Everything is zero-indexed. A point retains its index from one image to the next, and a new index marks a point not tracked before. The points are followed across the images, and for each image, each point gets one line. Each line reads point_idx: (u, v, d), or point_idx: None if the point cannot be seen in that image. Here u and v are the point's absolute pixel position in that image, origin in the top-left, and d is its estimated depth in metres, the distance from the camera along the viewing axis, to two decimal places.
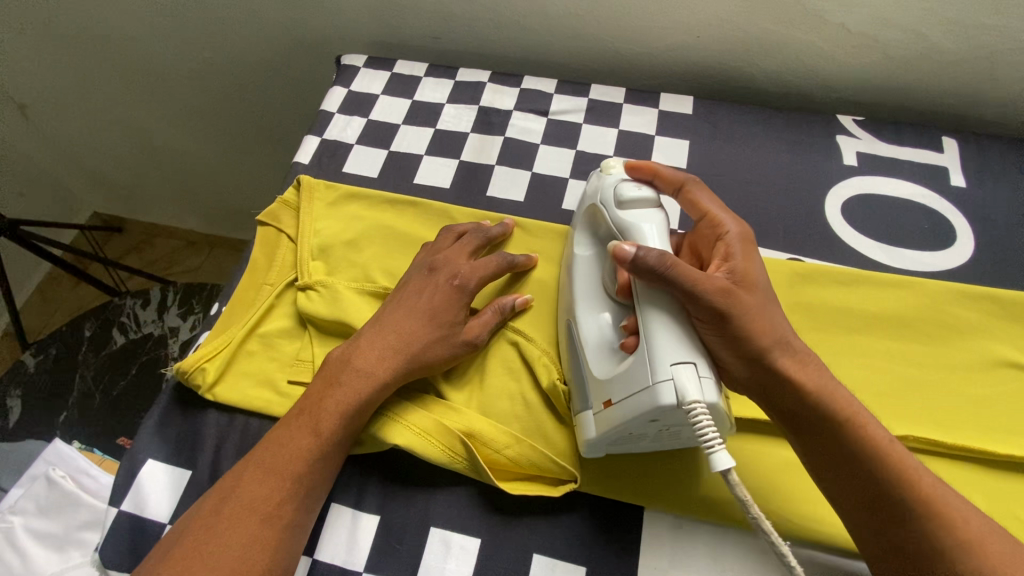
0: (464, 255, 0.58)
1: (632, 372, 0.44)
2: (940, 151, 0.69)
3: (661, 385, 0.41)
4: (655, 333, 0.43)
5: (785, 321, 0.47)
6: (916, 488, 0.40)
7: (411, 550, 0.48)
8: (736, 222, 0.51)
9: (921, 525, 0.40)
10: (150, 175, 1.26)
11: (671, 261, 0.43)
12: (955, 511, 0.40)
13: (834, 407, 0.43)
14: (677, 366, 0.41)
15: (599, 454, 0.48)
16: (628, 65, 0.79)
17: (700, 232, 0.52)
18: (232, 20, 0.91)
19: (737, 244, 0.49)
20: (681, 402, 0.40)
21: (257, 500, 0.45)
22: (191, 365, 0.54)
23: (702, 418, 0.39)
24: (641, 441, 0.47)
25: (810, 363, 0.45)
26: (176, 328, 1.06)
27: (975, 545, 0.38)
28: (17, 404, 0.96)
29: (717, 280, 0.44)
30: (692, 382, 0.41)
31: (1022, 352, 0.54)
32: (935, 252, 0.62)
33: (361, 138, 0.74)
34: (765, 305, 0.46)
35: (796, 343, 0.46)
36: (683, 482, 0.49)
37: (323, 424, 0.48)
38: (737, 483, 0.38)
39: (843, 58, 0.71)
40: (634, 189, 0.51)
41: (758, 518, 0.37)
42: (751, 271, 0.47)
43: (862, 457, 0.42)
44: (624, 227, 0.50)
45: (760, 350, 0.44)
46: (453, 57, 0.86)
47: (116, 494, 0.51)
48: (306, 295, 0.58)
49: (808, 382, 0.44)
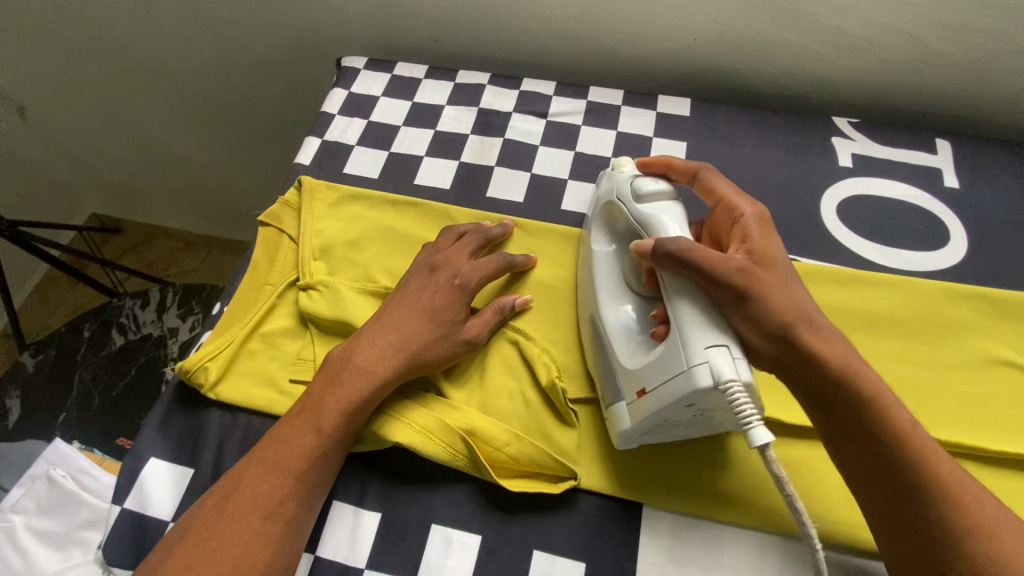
0: (465, 255, 0.59)
1: (666, 359, 0.44)
2: (934, 153, 0.70)
3: (697, 367, 0.42)
4: (684, 319, 0.44)
5: (808, 298, 0.47)
6: (932, 472, 0.41)
7: (412, 547, 0.49)
8: (751, 204, 0.51)
9: (936, 509, 0.40)
10: (149, 176, 1.27)
11: (689, 245, 0.45)
12: (968, 493, 0.41)
13: (857, 385, 0.44)
14: (711, 350, 0.42)
15: (633, 445, 0.49)
16: (626, 67, 0.80)
17: (717, 218, 0.53)
18: (232, 22, 0.92)
19: (754, 225, 0.49)
20: (719, 382, 0.41)
21: (259, 497, 0.46)
22: (194, 364, 0.55)
23: (739, 395, 0.40)
24: (672, 430, 0.48)
25: (834, 339, 0.45)
26: (175, 328, 1.06)
27: (986, 527, 0.39)
28: (16, 404, 0.97)
29: (736, 261, 0.44)
30: (727, 363, 0.41)
31: (1014, 350, 0.55)
32: (930, 252, 0.63)
33: (362, 139, 0.74)
34: (787, 283, 0.46)
35: (820, 320, 0.46)
36: (708, 472, 0.50)
37: (324, 422, 0.49)
38: (773, 459, 0.40)
39: (838, 61, 0.72)
40: (652, 184, 0.53)
41: (792, 497, 0.39)
42: (770, 250, 0.48)
43: (882, 439, 0.42)
44: (644, 220, 0.51)
45: (784, 327, 0.44)
46: (453, 59, 0.86)
47: (120, 491, 0.52)
48: (308, 295, 0.59)
49: (832, 359, 0.44)
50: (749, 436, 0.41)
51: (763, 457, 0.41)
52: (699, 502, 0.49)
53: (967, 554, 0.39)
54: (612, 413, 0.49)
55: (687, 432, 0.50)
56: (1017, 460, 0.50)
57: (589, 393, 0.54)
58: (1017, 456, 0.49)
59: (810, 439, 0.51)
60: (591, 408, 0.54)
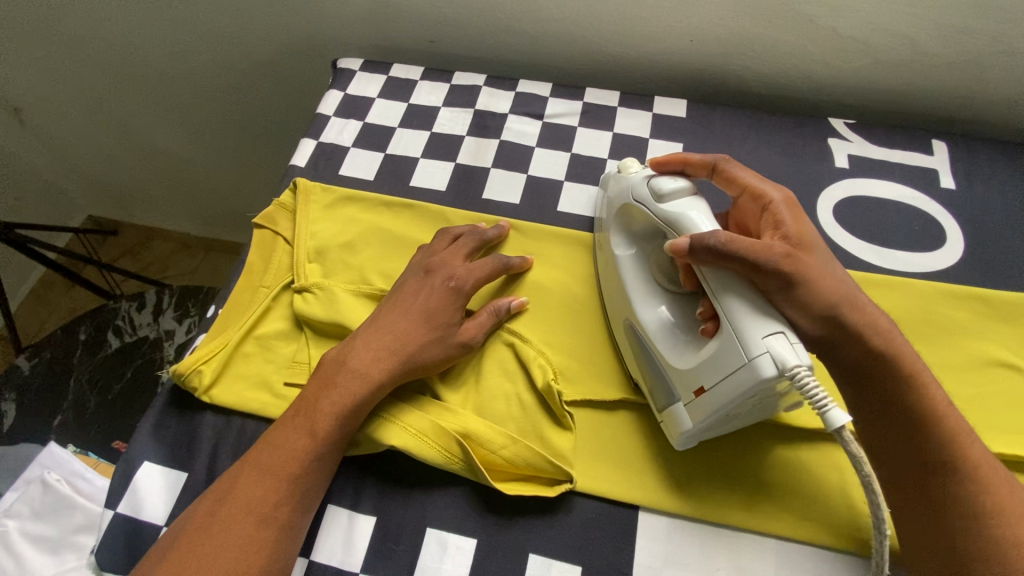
0: (460, 257, 0.58)
1: (721, 353, 0.43)
2: (930, 154, 0.70)
3: (758, 358, 0.41)
4: (735, 312, 0.43)
5: (847, 279, 0.47)
6: (967, 451, 0.42)
7: (408, 550, 0.48)
8: (778, 189, 0.51)
9: (969, 488, 0.41)
10: (145, 178, 1.26)
11: (728, 237, 0.44)
12: (1000, 478, 0.42)
13: (898, 363, 0.45)
14: (770, 338, 0.41)
15: (692, 442, 0.48)
16: (621, 68, 0.80)
17: (744, 206, 0.53)
18: (227, 23, 0.91)
19: (784, 210, 0.49)
20: (783, 370, 0.40)
21: (253, 501, 0.45)
22: (188, 367, 0.54)
23: (808, 379, 0.39)
24: (731, 422, 0.47)
25: (877, 319, 0.46)
26: (172, 331, 1.07)
27: (1015, 509, 0.40)
28: (11, 407, 0.97)
29: (778, 247, 0.44)
30: (787, 349, 0.40)
31: (1011, 351, 0.55)
32: (926, 252, 0.62)
33: (358, 141, 0.74)
34: (826, 264, 0.47)
35: (861, 299, 0.46)
36: (745, 467, 0.50)
37: (318, 425, 0.48)
38: (850, 438, 0.39)
39: (833, 62, 0.72)
40: (671, 182, 0.52)
41: (870, 475, 0.38)
42: (804, 233, 0.48)
43: (921, 419, 0.43)
44: (671, 219, 0.50)
45: (829, 309, 0.44)
46: (449, 61, 0.86)
47: (113, 496, 0.52)
48: (302, 297, 0.59)
49: (874, 338, 0.45)
50: (824, 420, 0.39)
51: (837, 438, 0.39)
52: (723, 505, 0.49)
53: (999, 535, 0.39)
54: (668, 414, 0.49)
55: (742, 422, 0.48)
56: (1014, 461, 0.50)
57: (587, 395, 0.54)
58: (1014, 457, 0.49)
59: (804, 441, 0.51)
60: (587, 410, 0.54)
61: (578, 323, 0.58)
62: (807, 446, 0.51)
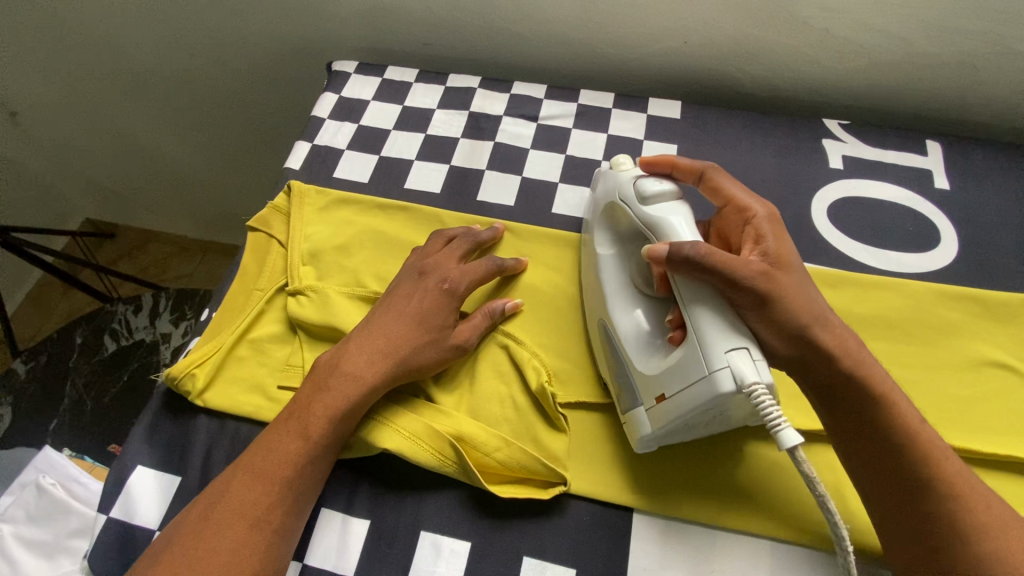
0: (453, 259, 0.58)
1: (684, 362, 0.44)
2: (924, 154, 0.69)
3: (718, 372, 0.41)
4: (702, 324, 0.43)
5: (821, 299, 0.47)
6: (941, 468, 0.42)
7: (402, 553, 0.48)
8: (762, 203, 0.51)
9: (945, 506, 0.41)
10: (142, 181, 1.26)
11: (707, 250, 0.44)
12: (977, 494, 0.41)
13: (869, 383, 0.44)
14: (732, 353, 0.41)
15: (653, 446, 0.48)
16: (616, 70, 0.80)
17: (726, 218, 0.53)
18: (223, 27, 0.91)
19: (767, 225, 0.49)
20: (742, 386, 0.40)
21: (246, 504, 0.45)
22: (181, 371, 0.54)
23: (765, 398, 0.39)
24: (692, 431, 0.47)
25: (847, 339, 0.46)
26: (168, 334, 1.06)
27: (993, 526, 0.40)
28: (7, 411, 0.96)
29: (756, 264, 0.44)
30: (748, 365, 0.41)
31: (1005, 352, 0.55)
32: (920, 253, 0.62)
33: (353, 144, 0.74)
34: (801, 284, 0.47)
35: (833, 321, 0.46)
36: (720, 470, 0.50)
37: (311, 428, 0.48)
38: (804, 460, 0.39)
39: (828, 63, 0.72)
40: (655, 184, 0.52)
41: (826, 499, 0.39)
42: (784, 252, 0.48)
43: (895, 439, 0.43)
44: (652, 222, 0.50)
45: (801, 329, 0.44)
46: (444, 63, 0.86)
47: (106, 500, 0.51)
48: (296, 300, 0.58)
49: (846, 359, 0.45)
50: (778, 439, 0.39)
51: (791, 458, 0.40)
52: (710, 508, 0.49)
53: (977, 553, 0.39)
54: (631, 417, 0.49)
55: (705, 433, 0.49)
56: (1009, 462, 0.49)
57: (580, 397, 0.54)
58: (1008, 458, 0.49)
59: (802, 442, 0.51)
60: (581, 412, 0.54)
61: (571, 324, 0.58)
62: (806, 446, 0.51)
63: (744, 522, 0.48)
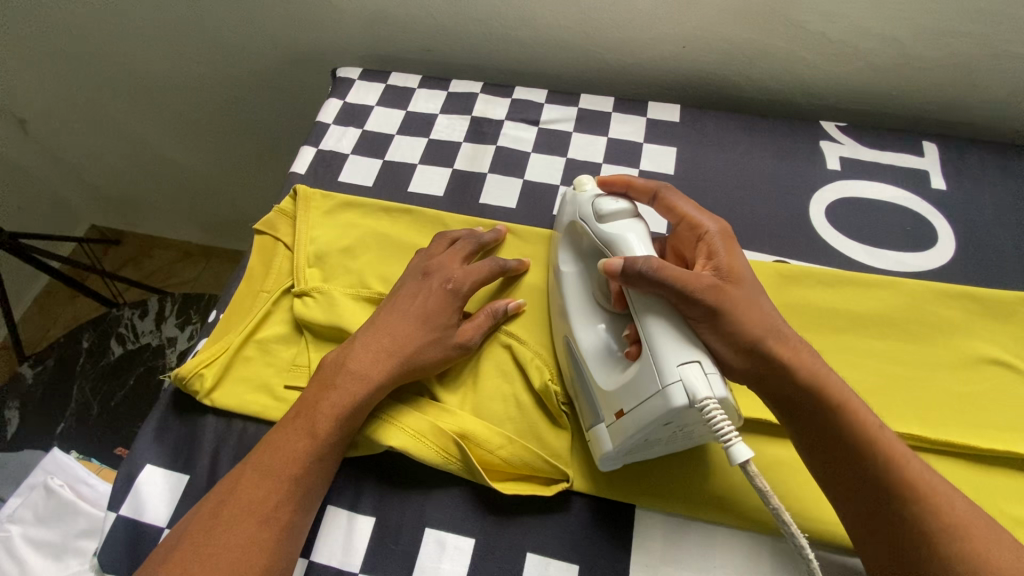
0: (458, 260, 0.59)
1: (640, 377, 0.44)
2: (921, 155, 0.70)
3: (671, 386, 0.42)
4: (656, 338, 0.44)
5: (775, 310, 0.48)
6: (903, 472, 0.42)
7: (407, 550, 0.49)
8: (714, 220, 0.52)
9: (909, 509, 0.41)
10: (148, 187, 1.28)
11: (658, 264, 0.45)
12: (939, 494, 0.41)
13: (825, 391, 0.45)
14: (684, 366, 0.42)
15: (616, 465, 0.49)
16: (615, 75, 0.81)
17: (680, 236, 0.54)
18: (229, 35, 0.93)
19: (719, 241, 0.50)
20: (693, 401, 0.41)
21: (254, 502, 0.46)
22: (190, 371, 0.55)
23: (715, 413, 0.40)
24: (654, 446, 0.48)
25: (802, 348, 0.46)
26: (174, 338, 1.07)
27: (959, 525, 0.40)
28: (15, 415, 0.98)
29: (707, 278, 0.46)
30: (701, 379, 0.41)
31: (1002, 349, 0.56)
32: (918, 253, 0.63)
33: (357, 148, 0.75)
34: (754, 296, 0.48)
35: (787, 331, 0.47)
36: (705, 472, 0.50)
37: (319, 426, 0.49)
38: (756, 474, 0.40)
39: (824, 67, 0.73)
40: (612, 203, 0.53)
41: (780, 511, 0.38)
42: (735, 266, 0.49)
43: (856, 445, 0.43)
44: (609, 240, 0.51)
45: (756, 340, 0.45)
46: (447, 68, 0.88)
47: (115, 499, 0.52)
48: (303, 302, 0.59)
49: (800, 368, 0.45)
50: (729, 454, 0.40)
51: (745, 472, 0.40)
52: (704, 506, 0.49)
53: (942, 553, 0.39)
54: (593, 435, 0.49)
55: (668, 449, 0.49)
56: (1006, 458, 0.50)
57: None
58: (1005, 454, 0.50)
59: None
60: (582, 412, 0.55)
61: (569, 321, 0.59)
62: None
63: (744, 521, 0.48)
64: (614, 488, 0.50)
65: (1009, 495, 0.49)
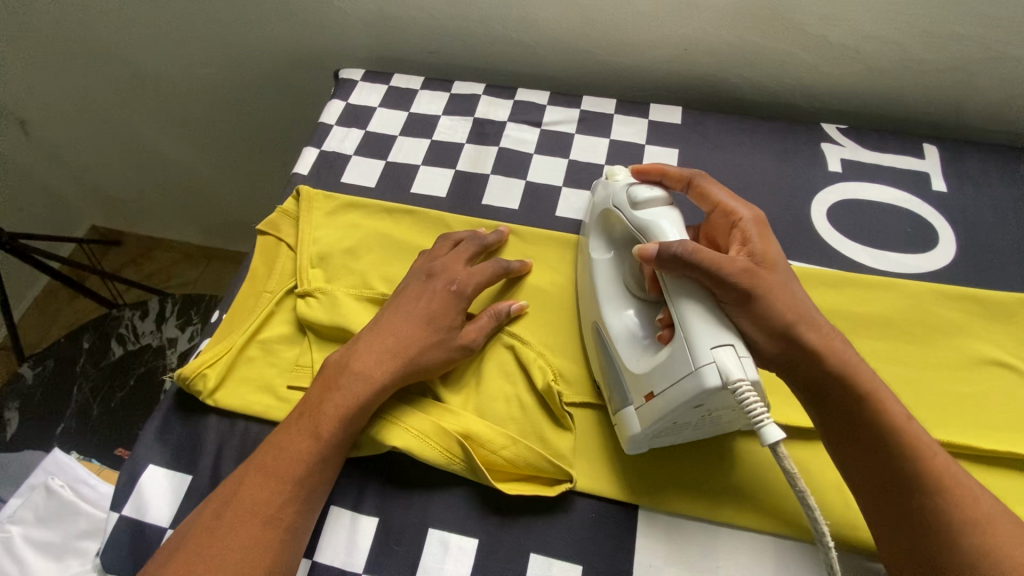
0: (461, 261, 0.60)
1: (672, 361, 0.45)
2: (921, 157, 0.71)
3: (704, 367, 0.42)
4: (689, 320, 0.44)
5: (807, 296, 0.48)
6: (929, 464, 0.42)
7: (410, 551, 0.49)
8: (748, 207, 0.53)
9: (932, 501, 0.41)
10: (148, 188, 1.28)
11: (694, 248, 0.45)
12: (964, 489, 0.42)
13: (855, 380, 0.45)
14: (718, 350, 0.42)
15: (643, 448, 0.49)
16: (617, 77, 0.81)
17: (715, 223, 0.54)
18: (231, 36, 0.93)
19: (753, 228, 0.50)
20: (727, 382, 0.41)
21: (257, 502, 0.46)
22: (193, 371, 0.55)
23: (749, 394, 0.40)
24: (681, 432, 0.48)
25: (834, 337, 0.47)
26: (174, 339, 1.07)
27: (982, 520, 0.40)
28: (14, 416, 0.98)
29: (741, 261, 0.46)
30: (733, 362, 0.42)
31: (1003, 350, 0.56)
32: (919, 254, 0.64)
33: (360, 149, 0.75)
34: (787, 284, 0.48)
35: (820, 319, 0.47)
36: (716, 473, 0.51)
37: (322, 426, 0.49)
38: (784, 455, 0.41)
39: (824, 69, 0.74)
40: (647, 190, 0.53)
41: (805, 494, 0.39)
42: (770, 253, 0.49)
43: (884, 435, 0.44)
44: (642, 226, 0.51)
45: (787, 325, 0.45)
46: (449, 70, 0.88)
47: (118, 499, 0.52)
48: (306, 302, 0.59)
49: (831, 356, 0.45)
50: (760, 434, 0.41)
51: (773, 454, 0.41)
52: (710, 505, 0.49)
53: (965, 547, 0.39)
54: (621, 418, 0.50)
55: (700, 434, 0.50)
56: (1010, 458, 0.50)
57: (586, 396, 0.55)
58: (1008, 454, 0.50)
59: (811, 439, 0.51)
60: (587, 412, 0.55)
61: (576, 323, 0.59)
62: (806, 443, 0.51)
63: (750, 519, 0.49)
64: (623, 486, 0.51)
65: (1013, 495, 0.49)
